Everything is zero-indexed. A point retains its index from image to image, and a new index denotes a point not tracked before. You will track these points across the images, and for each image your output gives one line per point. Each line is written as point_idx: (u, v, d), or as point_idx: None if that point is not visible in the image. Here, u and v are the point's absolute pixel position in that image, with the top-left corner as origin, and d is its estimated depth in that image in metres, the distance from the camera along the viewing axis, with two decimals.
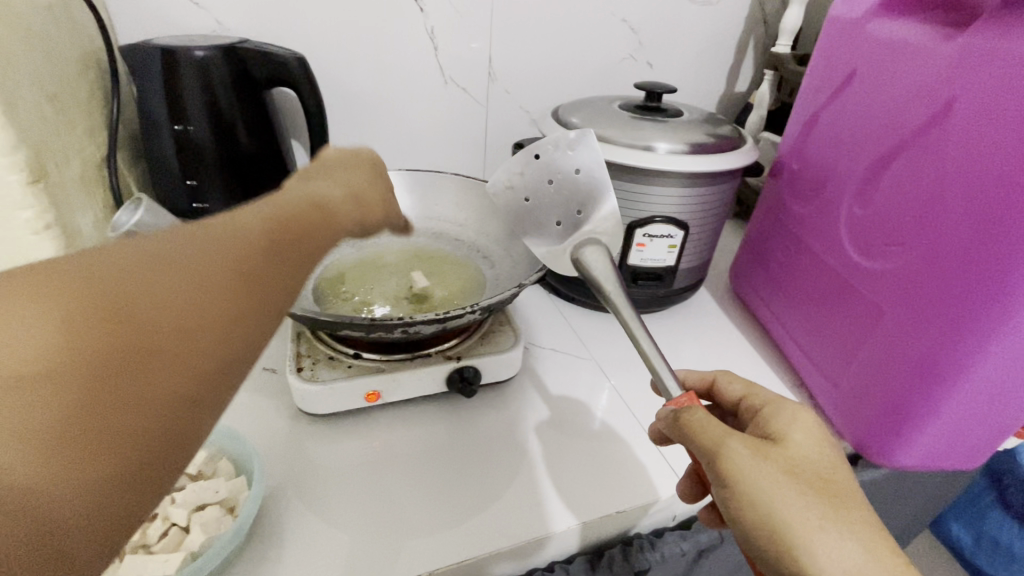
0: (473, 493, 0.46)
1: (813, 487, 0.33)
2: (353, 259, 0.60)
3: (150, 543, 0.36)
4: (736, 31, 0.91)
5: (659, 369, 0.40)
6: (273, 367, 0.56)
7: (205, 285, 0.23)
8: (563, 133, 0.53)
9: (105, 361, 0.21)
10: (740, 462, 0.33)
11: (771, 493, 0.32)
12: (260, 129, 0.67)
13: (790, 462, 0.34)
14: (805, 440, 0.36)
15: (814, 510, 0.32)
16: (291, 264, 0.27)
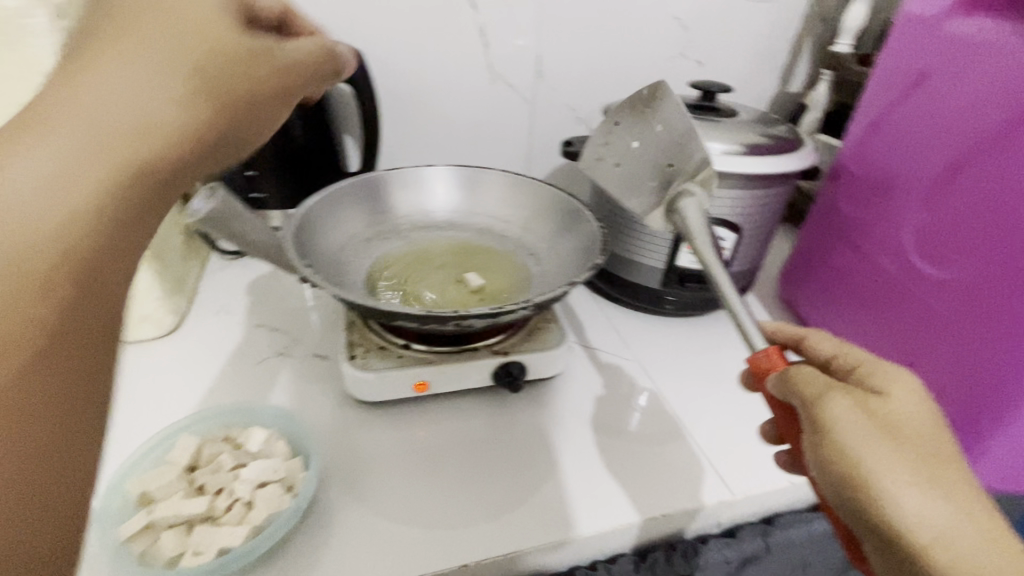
0: (517, 487, 0.46)
1: (914, 446, 0.32)
2: (402, 251, 0.62)
3: (217, 515, 0.37)
4: (791, 30, 0.88)
5: (749, 333, 0.39)
6: (323, 354, 0.58)
7: (12, 153, 0.18)
8: (636, 96, 0.56)
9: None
10: (841, 415, 0.32)
11: (867, 451, 0.31)
12: (315, 122, 0.69)
13: (892, 418, 0.32)
14: (911, 397, 0.34)
15: (909, 470, 0.31)
16: (147, 105, 0.21)
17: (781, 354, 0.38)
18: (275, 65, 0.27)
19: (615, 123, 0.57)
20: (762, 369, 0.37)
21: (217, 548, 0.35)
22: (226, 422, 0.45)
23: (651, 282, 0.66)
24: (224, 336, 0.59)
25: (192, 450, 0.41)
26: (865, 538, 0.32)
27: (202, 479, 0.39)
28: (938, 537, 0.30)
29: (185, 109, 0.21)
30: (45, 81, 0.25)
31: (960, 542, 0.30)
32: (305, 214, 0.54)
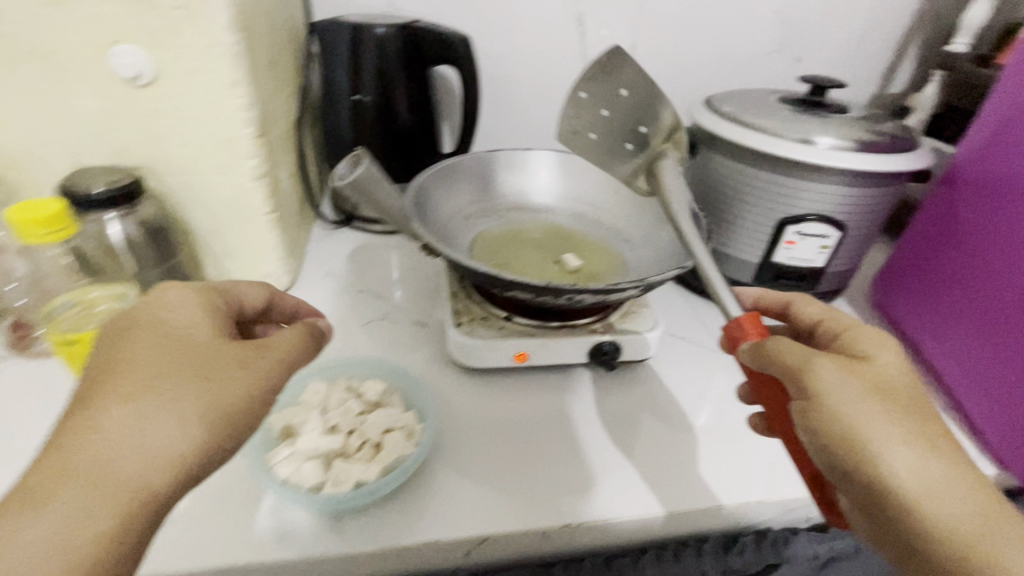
0: (613, 457, 0.47)
1: (899, 405, 0.34)
2: (500, 230, 0.64)
3: (350, 452, 0.42)
4: (902, 25, 0.82)
5: (725, 303, 0.40)
6: (423, 322, 0.61)
7: (138, 476, 0.28)
8: (593, 64, 0.53)
9: (102, 529, 0.27)
10: (829, 379, 0.33)
11: (857, 410, 0.33)
12: (419, 103, 0.71)
13: (878, 379, 0.35)
14: (893, 358, 0.36)
15: (899, 429, 0.33)
16: (209, 405, 0.31)
17: (757, 319, 0.39)
18: (241, 361, 0.33)
19: (579, 93, 0.55)
20: (736, 340, 0.39)
21: (354, 481, 0.40)
22: (350, 372, 0.50)
23: (741, 277, 0.66)
24: (331, 300, 0.63)
25: (323, 394, 0.46)
26: (854, 497, 0.34)
27: (335, 419, 0.44)
28: (922, 488, 0.32)
29: (186, 434, 0.30)
30: (113, 387, 0.31)
31: (944, 493, 0.32)
32: (419, 187, 0.58)
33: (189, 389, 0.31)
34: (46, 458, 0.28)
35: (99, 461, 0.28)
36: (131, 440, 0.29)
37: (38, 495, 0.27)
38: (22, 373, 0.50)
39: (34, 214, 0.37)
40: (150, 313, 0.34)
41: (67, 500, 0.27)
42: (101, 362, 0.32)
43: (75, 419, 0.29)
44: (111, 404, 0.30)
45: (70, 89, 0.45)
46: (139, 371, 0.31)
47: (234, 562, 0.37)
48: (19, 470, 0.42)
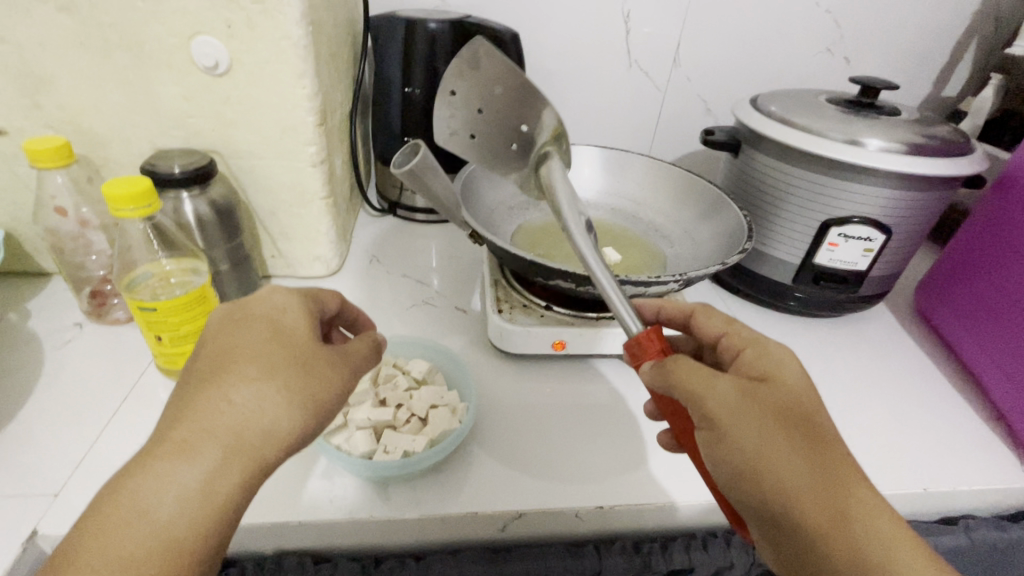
0: (647, 445, 0.49)
1: (801, 432, 0.33)
2: (541, 222, 0.66)
3: (397, 424, 0.45)
4: (960, 25, 0.80)
5: (623, 317, 0.38)
6: (463, 308, 0.64)
7: (262, 438, 0.32)
8: (455, 59, 0.50)
9: (226, 482, 0.30)
10: (726, 407, 0.33)
11: (751, 440, 0.32)
12: None
13: (778, 404, 0.34)
14: (792, 378, 0.35)
15: (796, 456, 0.32)
16: (319, 388, 0.35)
17: (658, 332, 0.38)
18: (335, 353, 0.37)
19: (450, 91, 0.52)
20: (638, 357, 0.38)
21: (402, 451, 0.42)
22: (399, 352, 0.53)
23: (778, 277, 0.66)
24: (376, 284, 0.66)
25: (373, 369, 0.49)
26: (761, 526, 0.34)
27: (384, 394, 0.47)
28: (821, 515, 0.32)
29: (294, 413, 0.33)
30: (236, 357, 0.34)
31: (846, 520, 0.32)
32: (465, 178, 0.60)
33: (298, 378, 0.34)
34: (179, 428, 0.31)
35: (228, 421, 0.31)
36: (252, 420, 0.32)
37: (171, 458, 0.30)
38: (100, 338, 0.55)
39: (124, 191, 0.41)
40: (257, 306, 0.36)
41: (192, 455, 0.30)
42: (214, 345, 0.35)
43: (201, 396, 0.32)
44: (230, 377, 0.33)
45: (153, 77, 0.49)
46: (254, 355, 0.34)
47: (291, 520, 0.40)
48: (103, 422, 0.47)
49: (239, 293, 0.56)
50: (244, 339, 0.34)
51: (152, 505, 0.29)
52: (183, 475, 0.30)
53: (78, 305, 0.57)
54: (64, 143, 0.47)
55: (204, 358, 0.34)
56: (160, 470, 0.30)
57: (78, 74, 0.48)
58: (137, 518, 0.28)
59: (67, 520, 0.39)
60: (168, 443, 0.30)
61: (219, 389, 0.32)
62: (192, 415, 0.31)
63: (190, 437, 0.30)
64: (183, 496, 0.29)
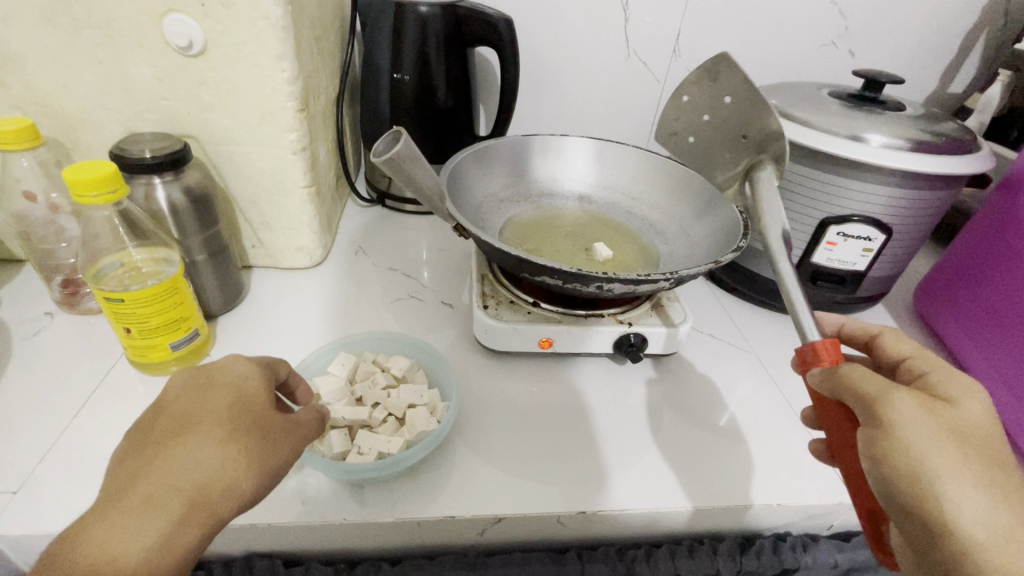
0: (633, 447, 0.47)
1: (979, 454, 0.32)
2: (531, 216, 0.64)
3: (374, 424, 0.44)
4: (968, 20, 0.77)
5: (804, 325, 0.38)
6: (450, 303, 0.62)
7: (217, 501, 0.30)
8: (699, 68, 0.54)
9: (179, 543, 0.29)
10: (905, 414, 0.31)
11: (927, 449, 0.31)
12: (458, 85, 0.71)
13: (958, 424, 0.33)
14: (980, 407, 0.34)
15: (968, 472, 0.31)
16: (276, 453, 0.34)
17: (835, 344, 0.36)
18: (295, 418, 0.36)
19: (683, 96, 0.56)
20: (808, 364, 0.37)
21: (377, 452, 0.41)
22: (379, 349, 0.52)
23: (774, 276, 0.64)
24: (361, 275, 0.65)
25: (351, 367, 0.48)
26: (905, 532, 0.32)
27: (361, 392, 0.46)
28: (985, 535, 0.30)
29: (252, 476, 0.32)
30: (195, 418, 0.33)
31: (1010, 546, 0.30)
32: (453, 169, 0.58)
33: (259, 442, 0.33)
34: (136, 486, 0.30)
35: (183, 483, 0.30)
36: (209, 482, 0.30)
37: (132, 511, 0.29)
38: (73, 328, 0.53)
39: (86, 175, 0.38)
40: (221, 370, 0.35)
41: (145, 515, 0.29)
42: (175, 406, 0.34)
43: (164, 453, 0.31)
44: (189, 438, 0.32)
45: (125, 57, 0.46)
46: (214, 419, 0.33)
47: (260, 521, 0.39)
48: (70, 414, 0.45)
49: (218, 284, 0.54)
50: (204, 403, 0.33)
51: (103, 569, 0.27)
52: (136, 537, 0.28)
53: (50, 293, 0.56)
54: (30, 124, 0.45)
55: (165, 417, 0.33)
56: (117, 526, 0.28)
57: (45, 52, 0.46)
58: (93, 572, 0.27)
59: (25, 519, 0.38)
60: (123, 502, 0.29)
61: (177, 449, 0.31)
62: (151, 474, 0.30)
63: (151, 493, 0.29)
64: (135, 560, 0.28)
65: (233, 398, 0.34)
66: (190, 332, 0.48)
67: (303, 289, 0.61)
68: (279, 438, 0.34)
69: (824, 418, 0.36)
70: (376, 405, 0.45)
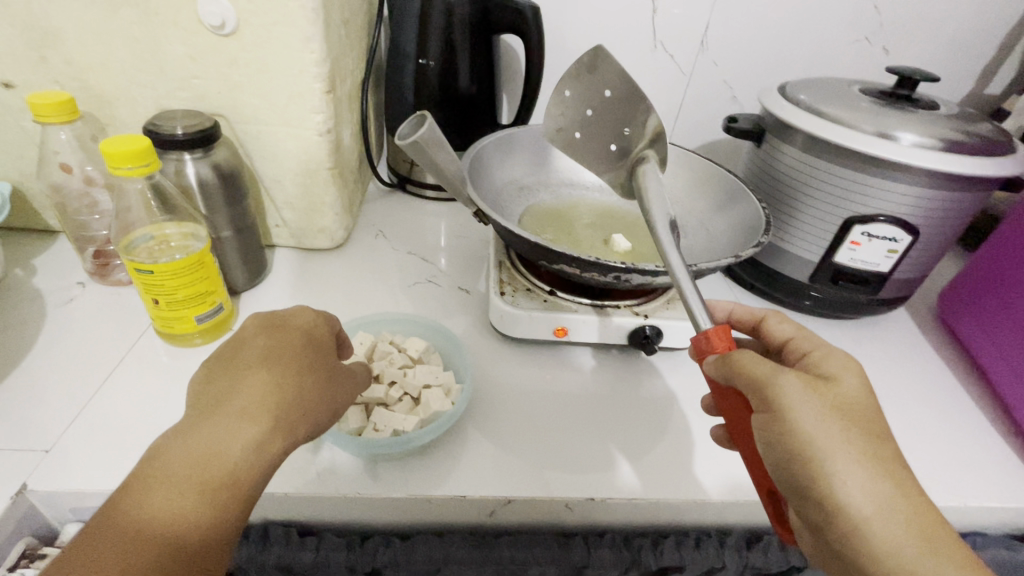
0: (641, 439, 0.47)
1: (860, 427, 0.32)
2: (550, 204, 0.64)
3: (390, 402, 0.45)
4: (1010, 19, 0.75)
5: (693, 311, 0.37)
6: (467, 289, 0.63)
7: (297, 423, 0.34)
8: (577, 62, 0.50)
9: (265, 455, 0.32)
10: (793, 396, 0.32)
11: (815, 428, 0.31)
12: (482, 72, 0.71)
13: (839, 399, 0.33)
14: (857, 382, 0.35)
15: (855, 448, 0.31)
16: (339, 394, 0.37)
17: (727, 330, 0.36)
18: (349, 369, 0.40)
19: (564, 92, 0.52)
20: (703, 352, 0.36)
21: (393, 429, 0.42)
22: (396, 330, 0.53)
23: (795, 274, 0.64)
24: (379, 259, 0.65)
25: (370, 346, 0.49)
26: (803, 512, 0.33)
27: (378, 370, 0.47)
28: (872, 510, 0.31)
29: (323, 408, 0.36)
30: (275, 352, 0.35)
31: (892, 518, 0.31)
32: (476, 154, 0.58)
33: (326, 382, 0.36)
34: (226, 403, 0.32)
35: (269, 404, 0.33)
36: (291, 406, 0.34)
37: (231, 419, 0.32)
38: (104, 298, 0.55)
39: (121, 148, 0.40)
40: (292, 318, 0.38)
41: (238, 428, 0.32)
42: (253, 343, 0.36)
43: (250, 378, 0.34)
44: (272, 367, 0.34)
45: (160, 35, 0.47)
46: (291, 356, 0.35)
47: (278, 490, 0.40)
48: (102, 380, 0.47)
49: (241, 261, 0.55)
50: (280, 342, 0.36)
51: (201, 469, 0.30)
52: (230, 446, 0.31)
53: (82, 264, 0.58)
54: (69, 98, 0.46)
55: (246, 348, 0.35)
56: (211, 435, 0.31)
57: (83, 27, 0.47)
58: (198, 465, 0.30)
59: (57, 477, 0.40)
60: (216, 417, 0.32)
61: (261, 376, 0.34)
62: (239, 395, 0.33)
63: (246, 406, 0.32)
64: (231, 466, 0.31)
65: (306, 342, 0.37)
66: (214, 306, 0.49)
67: (323, 270, 0.62)
68: (339, 382, 0.38)
69: (722, 404, 0.36)
70: (392, 384, 0.46)
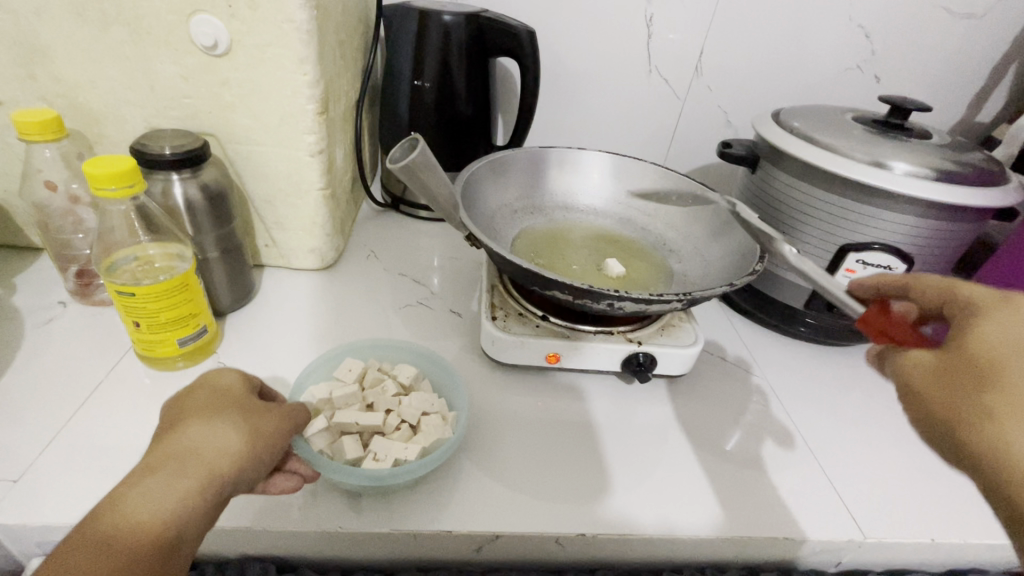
0: (634, 471, 0.46)
1: (1012, 390, 0.26)
2: (544, 227, 0.63)
3: (386, 431, 0.44)
4: (998, 50, 0.76)
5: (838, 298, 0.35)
6: (458, 311, 0.62)
7: (217, 464, 0.33)
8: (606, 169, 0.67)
9: (184, 497, 0.31)
10: (919, 373, 0.30)
11: (947, 400, 0.28)
12: (478, 94, 0.71)
13: (980, 361, 0.28)
14: (1016, 331, 0.27)
15: (1007, 416, 0.26)
16: (272, 433, 0.36)
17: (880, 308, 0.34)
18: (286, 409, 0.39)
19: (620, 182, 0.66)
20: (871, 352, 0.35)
21: (393, 459, 0.41)
22: (383, 355, 0.51)
23: (789, 300, 0.63)
24: (370, 280, 0.64)
25: (359, 372, 0.47)
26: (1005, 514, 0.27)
27: (372, 399, 0.45)
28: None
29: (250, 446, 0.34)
30: (190, 408, 0.36)
31: None
32: (469, 177, 0.58)
33: (252, 422, 0.36)
34: (142, 462, 0.32)
35: (185, 453, 0.33)
36: (209, 448, 0.33)
37: (144, 474, 0.31)
38: (85, 318, 0.54)
39: (106, 169, 0.39)
40: (211, 376, 0.39)
41: (152, 479, 0.31)
42: (173, 409, 0.36)
43: (167, 436, 0.34)
44: (189, 421, 0.35)
45: (152, 55, 0.47)
46: (208, 407, 0.36)
47: (256, 524, 0.39)
48: (76, 405, 0.45)
49: (228, 281, 0.54)
50: (198, 400, 0.36)
51: (111, 522, 0.29)
52: (144, 495, 0.30)
53: (64, 283, 0.56)
54: (55, 116, 0.45)
55: (168, 415, 0.36)
56: (123, 491, 0.30)
57: (73, 45, 0.47)
58: (107, 518, 0.29)
59: (23, 510, 0.38)
60: (129, 475, 0.32)
61: (175, 433, 0.34)
62: (154, 453, 0.33)
63: (162, 458, 0.32)
64: (144, 514, 0.30)
65: (225, 394, 0.37)
66: (198, 329, 0.48)
67: (313, 290, 0.61)
68: (272, 419, 0.37)
69: None
70: (387, 412, 0.45)
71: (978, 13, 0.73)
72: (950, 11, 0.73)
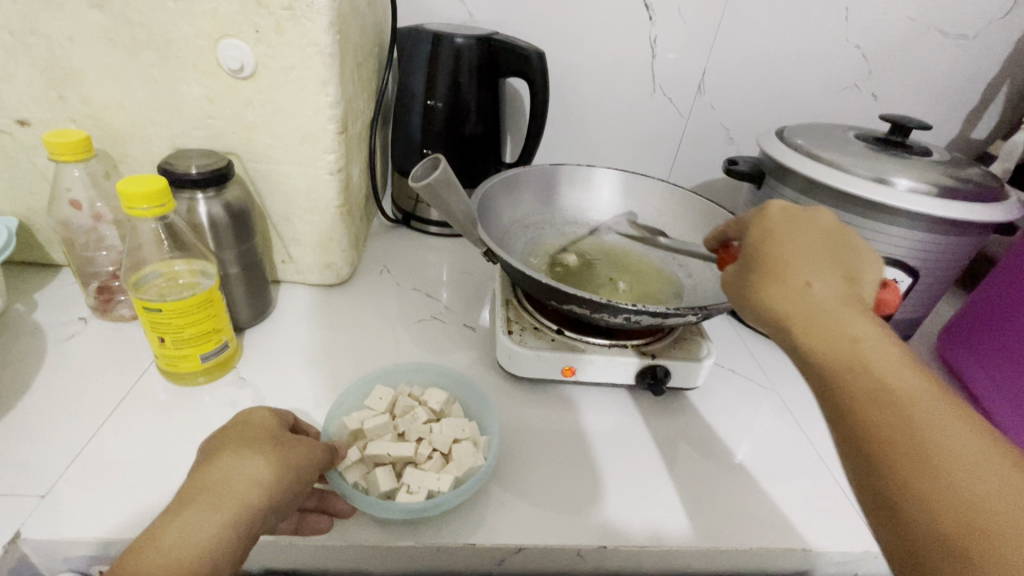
0: (650, 483, 0.46)
1: (768, 259, 0.36)
2: (555, 242, 0.65)
3: (419, 461, 0.44)
4: (990, 70, 0.78)
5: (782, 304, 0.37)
6: (471, 325, 0.63)
7: (247, 501, 0.32)
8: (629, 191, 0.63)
9: (216, 535, 0.30)
10: (734, 279, 0.39)
11: (748, 287, 0.37)
12: (488, 112, 0.72)
13: (757, 247, 0.37)
14: (773, 221, 0.38)
15: (765, 278, 0.35)
16: (300, 469, 0.36)
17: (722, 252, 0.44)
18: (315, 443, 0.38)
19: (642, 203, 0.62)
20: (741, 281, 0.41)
21: (426, 491, 0.41)
22: (410, 380, 0.52)
23: None
24: (384, 295, 0.65)
25: (389, 401, 0.48)
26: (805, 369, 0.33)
27: (402, 426, 0.46)
28: (801, 313, 0.33)
29: (279, 482, 0.34)
30: (221, 445, 0.35)
31: (826, 324, 0.32)
32: (483, 194, 0.59)
33: (282, 456, 0.35)
34: (174, 501, 0.32)
35: (216, 488, 0.32)
36: (239, 484, 0.32)
37: (177, 512, 0.31)
38: (106, 334, 0.54)
39: (138, 188, 0.40)
40: (245, 413, 0.39)
41: (184, 517, 0.31)
42: (207, 445, 0.36)
43: (200, 472, 0.33)
44: (220, 457, 0.34)
45: (179, 77, 0.48)
46: (239, 443, 0.35)
47: (279, 539, 0.39)
48: (99, 421, 0.46)
49: (247, 298, 0.55)
50: (230, 435, 0.36)
51: (144, 559, 0.28)
52: (178, 531, 0.30)
53: (84, 299, 0.57)
54: (84, 137, 0.46)
55: (202, 451, 0.36)
56: (156, 529, 0.30)
57: (103, 68, 0.48)
58: (141, 555, 0.29)
59: (48, 525, 0.38)
60: (164, 511, 0.31)
61: (207, 469, 0.33)
62: (185, 490, 0.32)
63: (194, 492, 0.32)
64: (178, 551, 0.29)
65: (257, 428, 0.37)
66: (220, 344, 0.49)
67: (328, 305, 0.62)
68: (301, 454, 0.36)
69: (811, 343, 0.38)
70: (419, 440, 0.45)
71: (971, 34, 0.76)
72: (943, 33, 0.76)
